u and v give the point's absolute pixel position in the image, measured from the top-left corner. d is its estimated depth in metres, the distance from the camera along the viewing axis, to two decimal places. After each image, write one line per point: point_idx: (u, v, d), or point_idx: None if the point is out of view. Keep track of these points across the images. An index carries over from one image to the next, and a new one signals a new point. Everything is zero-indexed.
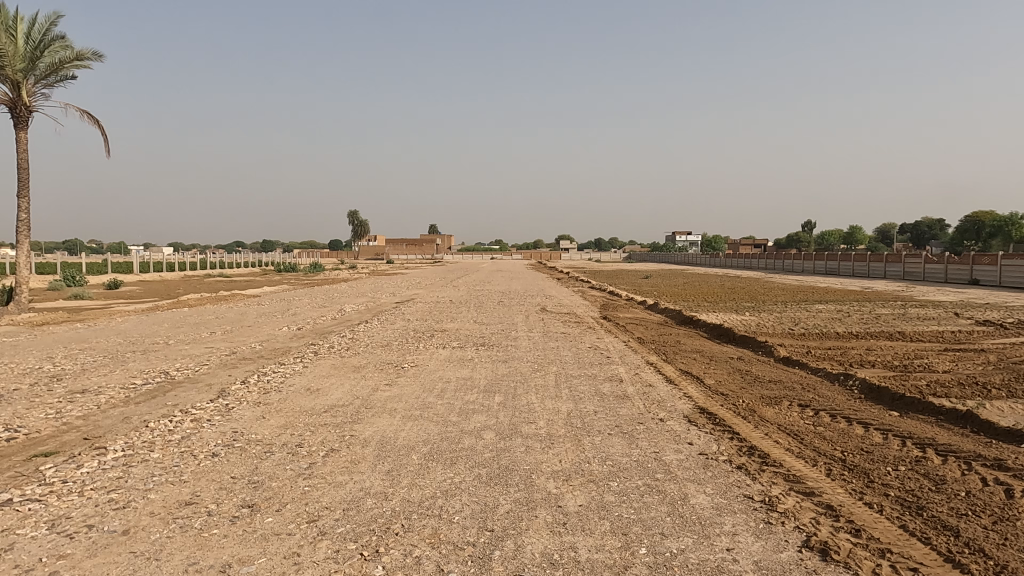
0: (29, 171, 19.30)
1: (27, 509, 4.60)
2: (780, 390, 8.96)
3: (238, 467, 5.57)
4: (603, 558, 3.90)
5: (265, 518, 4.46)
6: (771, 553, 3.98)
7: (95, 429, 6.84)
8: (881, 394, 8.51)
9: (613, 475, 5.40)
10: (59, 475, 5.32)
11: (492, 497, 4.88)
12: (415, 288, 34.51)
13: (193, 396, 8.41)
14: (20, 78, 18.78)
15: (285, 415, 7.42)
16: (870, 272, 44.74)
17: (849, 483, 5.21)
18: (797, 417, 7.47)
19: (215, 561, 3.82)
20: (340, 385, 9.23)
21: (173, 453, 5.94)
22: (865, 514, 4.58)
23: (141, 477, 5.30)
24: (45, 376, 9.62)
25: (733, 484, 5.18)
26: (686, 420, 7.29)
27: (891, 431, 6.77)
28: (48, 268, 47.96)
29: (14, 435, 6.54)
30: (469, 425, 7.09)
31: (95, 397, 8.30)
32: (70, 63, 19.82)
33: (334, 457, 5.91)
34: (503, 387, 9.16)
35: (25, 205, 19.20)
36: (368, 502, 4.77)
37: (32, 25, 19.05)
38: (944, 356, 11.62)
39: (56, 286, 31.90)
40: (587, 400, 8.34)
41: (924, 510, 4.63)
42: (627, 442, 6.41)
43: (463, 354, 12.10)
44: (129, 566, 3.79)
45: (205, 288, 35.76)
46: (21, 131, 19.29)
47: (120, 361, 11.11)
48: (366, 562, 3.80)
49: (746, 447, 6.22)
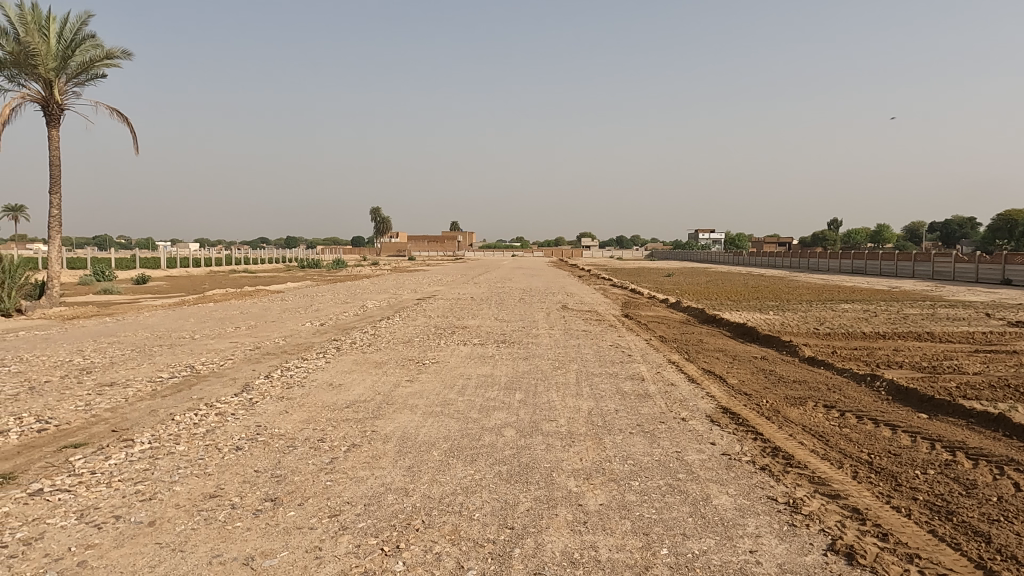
0: (59, 169, 19.70)
1: (57, 499, 4.70)
2: (804, 391, 8.83)
3: (262, 461, 5.64)
4: (623, 558, 3.87)
5: (287, 511, 4.51)
6: (796, 556, 3.92)
7: (123, 421, 6.97)
8: (909, 396, 8.33)
9: (634, 474, 5.37)
10: (88, 466, 5.42)
11: (512, 494, 4.88)
12: (438, 284, 34.72)
13: (218, 390, 8.56)
14: (52, 77, 19.18)
15: (308, 410, 7.48)
16: (898, 273, 43.84)
17: (875, 486, 5.11)
18: (822, 418, 7.35)
19: (238, 554, 3.87)
20: (362, 380, 9.34)
21: (198, 446, 6.03)
22: (893, 518, 4.49)
23: (167, 469, 5.38)
24: (75, 369, 9.81)
25: (757, 485, 5.11)
26: (708, 420, 7.22)
27: (919, 434, 6.65)
28: (79, 265, 49.11)
29: (46, 426, 6.69)
30: (490, 422, 7.09)
31: (124, 390, 8.47)
32: (101, 62, 20.23)
33: (356, 452, 5.95)
34: (524, 384, 9.16)
35: (56, 202, 19.61)
36: (389, 497, 4.79)
37: (65, 24, 19.40)
38: (975, 357, 11.33)
39: (86, 281, 32.70)
40: (608, 398, 8.29)
41: (954, 515, 4.52)
42: (649, 441, 6.37)
43: (484, 351, 12.14)
44: (155, 557, 3.84)
45: (233, 286, 33.95)
46: (53, 129, 19.71)
47: (148, 355, 11.32)
48: (386, 558, 3.80)
49: (769, 448, 6.14)
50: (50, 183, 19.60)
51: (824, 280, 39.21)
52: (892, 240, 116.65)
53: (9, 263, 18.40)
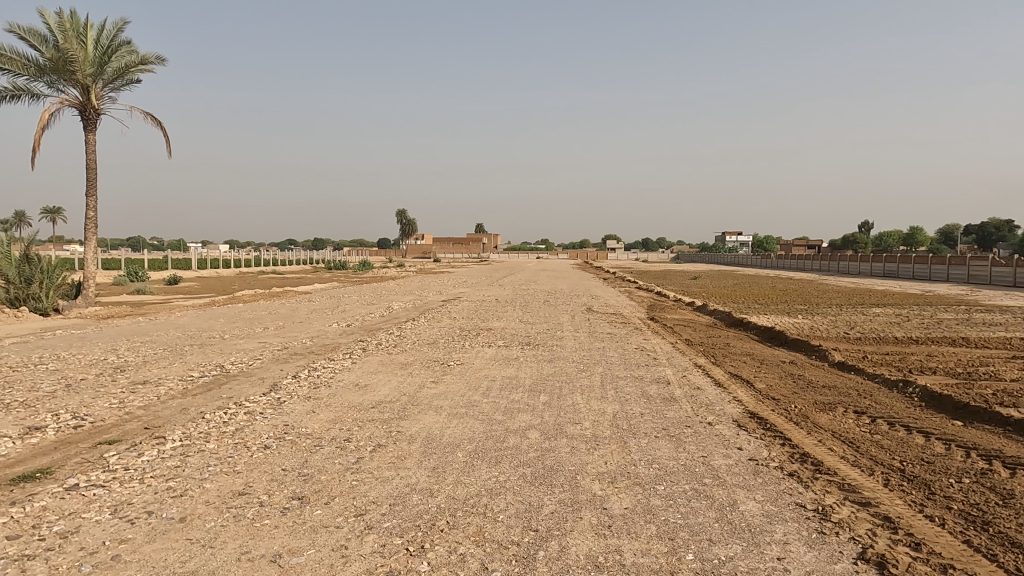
0: (95, 172, 20.20)
1: (92, 494, 4.82)
2: (834, 396, 8.67)
3: (289, 460, 5.71)
4: (649, 562, 3.85)
5: (314, 510, 4.56)
6: (826, 564, 3.85)
7: (155, 419, 7.12)
8: (943, 403, 8.14)
9: (660, 479, 5.33)
10: (122, 462, 5.54)
11: (536, 496, 4.88)
12: (463, 286, 34.82)
13: (247, 389, 8.70)
14: (90, 82, 19.68)
15: (335, 410, 7.57)
16: (931, 276, 42.78)
17: (907, 494, 5.00)
18: (853, 424, 7.22)
19: (266, 551, 3.92)
20: (388, 381, 9.42)
21: (227, 445, 6.13)
22: (926, 527, 4.40)
23: (197, 466, 5.49)
24: (109, 368, 10.04)
25: (785, 492, 5.03)
26: (735, 424, 7.14)
27: (954, 441, 6.49)
28: (113, 265, 50.36)
29: (82, 423, 6.87)
30: (514, 424, 7.09)
31: (156, 388, 8.66)
32: (136, 68, 20.74)
33: (381, 452, 6.00)
34: (549, 386, 9.16)
35: (92, 204, 20.12)
36: (414, 498, 4.81)
37: (101, 31, 19.91)
38: (1012, 364, 11.02)
39: (120, 282, 33.53)
40: (634, 402, 8.24)
41: (990, 526, 4.40)
42: (675, 445, 6.31)
43: (508, 353, 12.14)
44: (185, 553, 3.91)
45: (262, 287, 34.42)
46: (90, 133, 20.22)
47: (179, 354, 11.53)
48: (411, 558, 3.83)
49: (798, 454, 6.05)
50: (87, 186, 20.11)
51: (856, 283, 38.44)
52: (926, 242, 114.16)
53: (47, 262, 18.91)
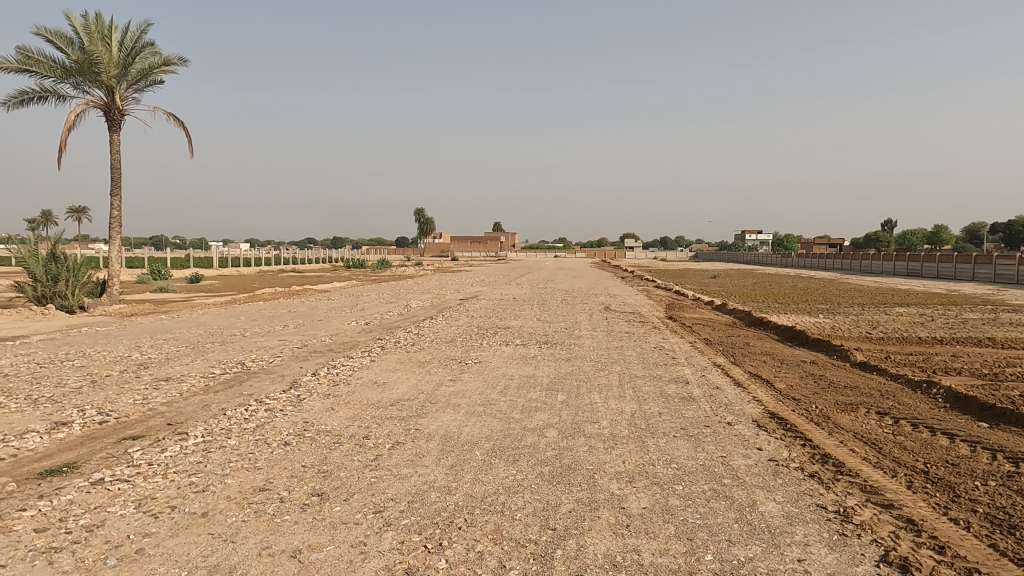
0: (119, 172, 20.52)
1: (117, 489, 4.91)
2: (856, 397, 8.56)
3: (309, 457, 5.76)
4: (667, 562, 3.83)
5: (333, 506, 4.60)
6: (847, 566, 3.81)
7: (178, 415, 7.22)
8: (969, 405, 7.99)
9: (678, 478, 5.30)
10: (145, 458, 5.63)
11: (554, 495, 4.88)
12: (478, 285, 34.63)
13: (267, 386, 8.79)
14: (114, 83, 19.98)
15: (353, 408, 7.62)
16: (956, 276, 41.98)
17: (931, 497, 4.92)
18: (875, 425, 7.12)
19: (286, 546, 3.97)
20: (406, 379, 9.46)
21: (247, 441, 6.21)
22: (950, 530, 4.32)
23: (219, 462, 5.56)
24: (133, 365, 10.21)
25: (805, 492, 4.98)
26: (755, 424, 7.07)
27: (979, 443, 6.38)
28: (137, 263, 51.11)
29: (107, 418, 6.99)
30: (532, 422, 7.08)
31: (178, 385, 8.78)
32: (159, 69, 21.02)
33: (400, 449, 6.03)
34: (566, 385, 9.14)
35: (117, 204, 20.44)
36: (432, 496, 4.83)
37: (125, 33, 20.22)
38: None
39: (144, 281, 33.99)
40: (652, 401, 8.19)
41: (1016, 529, 4.32)
42: (693, 446, 6.27)
43: (526, 352, 12.14)
44: (206, 547, 3.97)
45: (282, 286, 34.71)
46: (115, 134, 20.54)
47: (201, 351, 11.69)
48: (429, 555, 3.85)
49: (819, 455, 5.98)
50: (112, 185, 20.45)
51: (878, 283, 37.80)
52: (950, 241, 112.15)
53: (73, 260, 19.21)
